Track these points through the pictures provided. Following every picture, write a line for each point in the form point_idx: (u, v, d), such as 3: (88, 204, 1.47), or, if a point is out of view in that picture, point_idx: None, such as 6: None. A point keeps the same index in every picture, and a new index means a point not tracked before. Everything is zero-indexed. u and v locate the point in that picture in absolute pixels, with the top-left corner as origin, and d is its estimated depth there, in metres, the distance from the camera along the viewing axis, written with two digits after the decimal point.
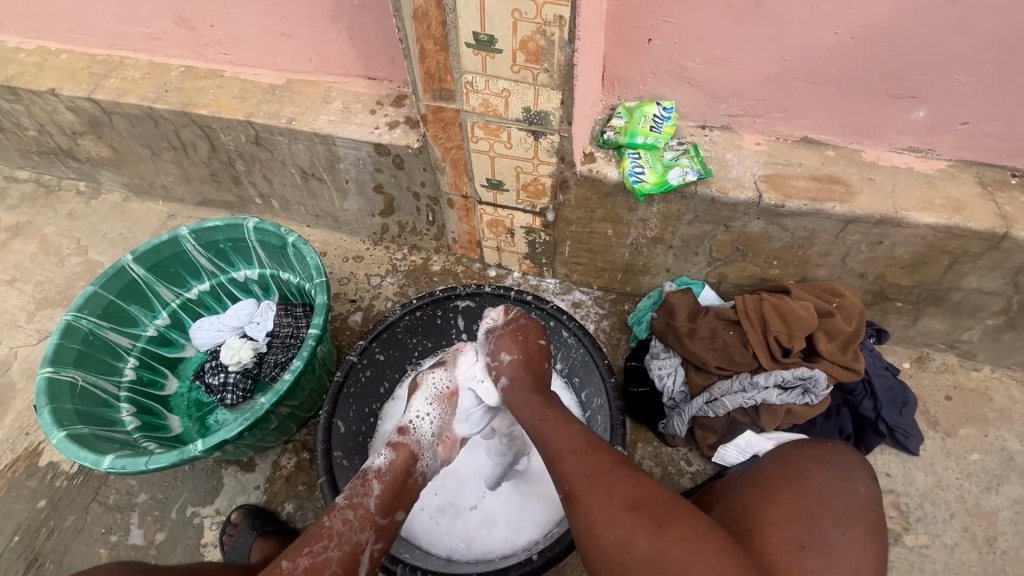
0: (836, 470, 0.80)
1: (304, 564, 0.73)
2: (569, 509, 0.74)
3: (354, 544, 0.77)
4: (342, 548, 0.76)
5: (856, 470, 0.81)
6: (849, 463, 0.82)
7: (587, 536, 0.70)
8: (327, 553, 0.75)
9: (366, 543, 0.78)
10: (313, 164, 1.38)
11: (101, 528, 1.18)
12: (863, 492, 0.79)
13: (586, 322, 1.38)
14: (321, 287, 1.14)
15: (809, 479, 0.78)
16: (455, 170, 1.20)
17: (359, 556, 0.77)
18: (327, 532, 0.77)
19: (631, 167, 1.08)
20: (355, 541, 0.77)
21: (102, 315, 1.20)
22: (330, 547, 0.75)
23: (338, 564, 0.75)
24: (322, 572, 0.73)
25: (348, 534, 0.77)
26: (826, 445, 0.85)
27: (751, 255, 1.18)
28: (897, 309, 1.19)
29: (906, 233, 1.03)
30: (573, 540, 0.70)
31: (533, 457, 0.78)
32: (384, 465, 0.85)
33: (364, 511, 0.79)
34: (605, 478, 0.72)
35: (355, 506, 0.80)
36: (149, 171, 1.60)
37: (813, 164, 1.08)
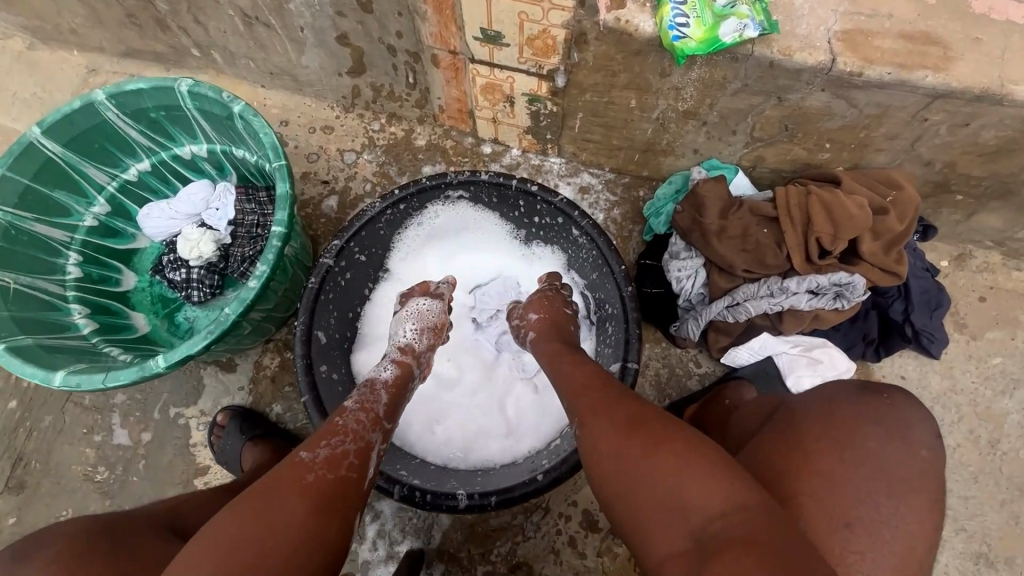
0: (892, 433, 0.75)
1: (323, 454, 0.64)
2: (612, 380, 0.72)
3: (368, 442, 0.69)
4: (357, 441, 0.68)
5: (920, 433, 0.76)
6: (909, 420, 0.77)
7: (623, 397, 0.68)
8: (345, 446, 0.66)
9: (377, 443, 0.70)
10: (255, 4, 1.06)
11: (83, 429, 1.12)
12: (924, 457, 0.74)
13: (595, 210, 1.22)
14: (281, 172, 0.93)
15: (865, 443, 0.74)
16: (440, 16, 0.92)
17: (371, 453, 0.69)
18: (340, 428, 0.68)
19: (673, 17, 0.82)
20: (367, 440, 0.69)
21: (20, 205, 1.00)
22: (347, 442, 0.67)
23: (356, 455, 0.66)
24: (343, 461, 0.65)
25: (361, 432, 0.69)
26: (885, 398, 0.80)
27: (800, 135, 0.98)
28: (954, 202, 1.04)
29: (1004, 114, 0.83)
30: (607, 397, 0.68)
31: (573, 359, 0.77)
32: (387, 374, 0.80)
33: (374, 414, 0.73)
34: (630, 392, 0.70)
35: (366, 409, 0.73)
36: (47, 8, 1.25)
37: (908, 13, 0.83)
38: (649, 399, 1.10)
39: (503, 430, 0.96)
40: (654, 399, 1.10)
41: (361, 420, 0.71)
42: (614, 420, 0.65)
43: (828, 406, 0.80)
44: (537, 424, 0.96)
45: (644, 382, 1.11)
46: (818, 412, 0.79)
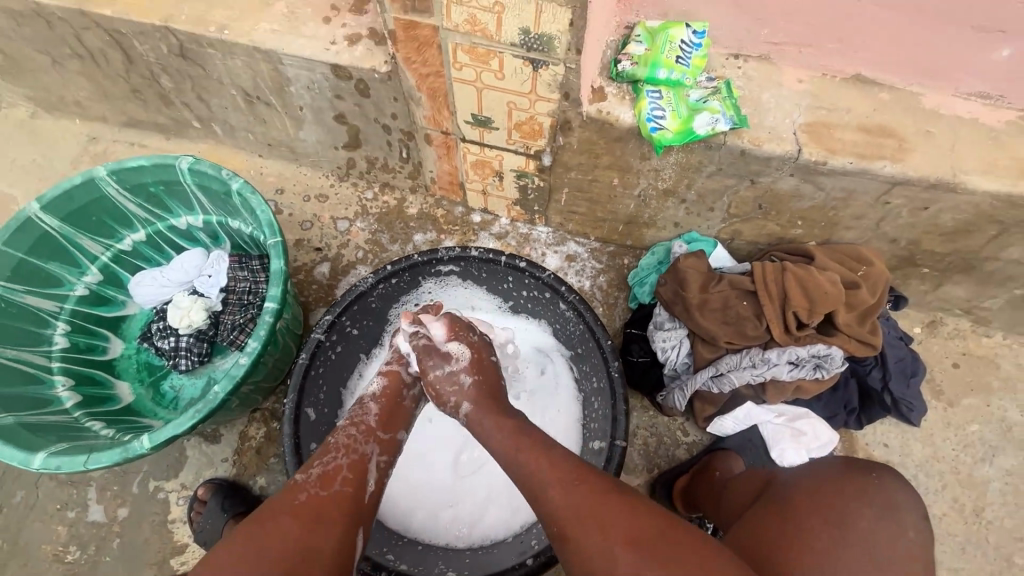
0: (885, 513, 0.74)
1: (317, 473, 0.70)
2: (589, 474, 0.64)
3: (362, 453, 0.75)
4: (350, 455, 0.73)
5: (903, 507, 0.75)
6: (899, 501, 0.75)
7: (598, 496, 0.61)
8: (338, 460, 0.72)
9: (372, 454, 0.76)
10: (258, 86, 1.12)
11: (56, 505, 1.09)
12: (914, 539, 0.72)
13: (581, 278, 1.25)
14: (276, 249, 0.96)
15: (851, 522, 0.73)
16: (433, 102, 0.98)
17: (367, 465, 0.74)
18: (334, 445, 0.74)
19: (650, 109, 0.89)
20: (361, 452, 0.75)
21: (13, 277, 1.01)
22: (339, 456, 0.72)
23: (350, 469, 0.72)
24: (336, 478, 0.70)
25: (356, 444, 0.75)
26: (872, 478, 0.79)
27: (773, 213, 1.04)
28: (922, 274, 1.09)
29: (959, 200, 0.90)
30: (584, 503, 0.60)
31: (537, 440, 0.69)
32: (376, 387, 0.85)
33: (367, 425, 0.78)
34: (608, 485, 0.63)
35: (357, 424, 0.78)
36: (56, 84, 1.30)
37: (864, 109, 0.91)
38: (638, 469, 1.10)
39: (500, 496, 0.98)
40: (644, 469, 1.10)
41: (354, 450, 0.74)
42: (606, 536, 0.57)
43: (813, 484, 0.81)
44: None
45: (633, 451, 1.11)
46: (807, 498, 0.79)
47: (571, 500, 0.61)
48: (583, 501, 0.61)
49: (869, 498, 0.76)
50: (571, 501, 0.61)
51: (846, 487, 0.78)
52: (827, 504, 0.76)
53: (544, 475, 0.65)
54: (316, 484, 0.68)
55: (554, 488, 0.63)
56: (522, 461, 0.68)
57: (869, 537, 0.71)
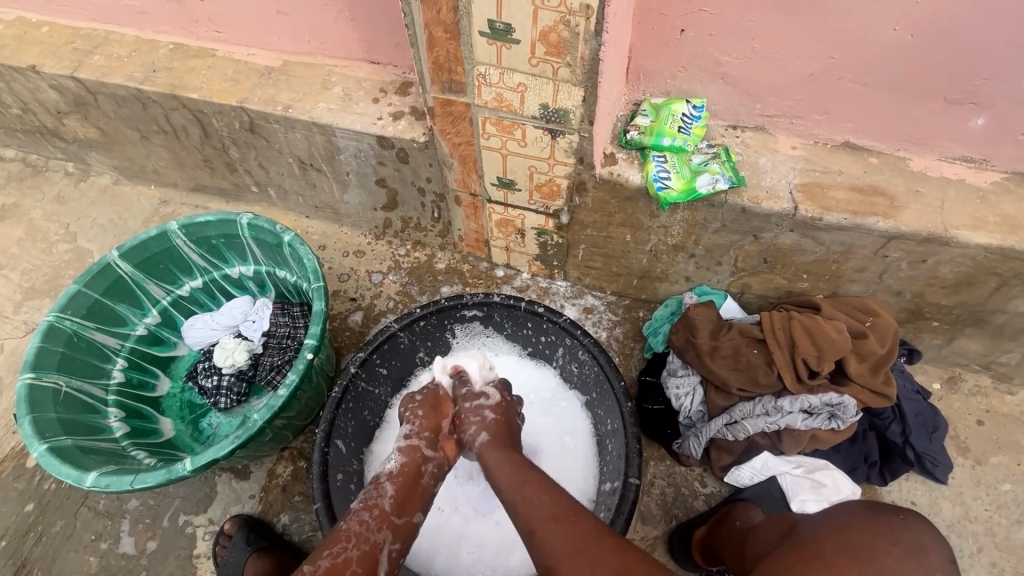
0: (910, 554, 0.74)
1: (324, 566, 0.68)
2: (584, 514, 0.68)
3: (373, 543, 0.72)
4: (360, 547, 0.71)
5: (931, 551, 0.75)
6: (924, 543, 0.76)
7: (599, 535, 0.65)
8: (347, 553, 0.70)
9: (385, 542, 0.73)
10: (312, 155, 1.29)
11: (91, 535, 1.14)
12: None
13: (598, 328, 1.31)
14: (319, 292, 1.07)
15: (877, 558, 0.74)
16: (464, 167, 1.11)
17: (377, 556, 0.72)
18: (344, 533, 0.72)
19: (656, 171, 0.99)
20: (373, 541, 0.73)
21: (87, 315, 1.14)
22: (350, 547, 0.70)
23: (360, 563, 0.70)
24: (345, 573, 0.68)
25: (367, 532, 0.73)
26: (896, 517, 0.80)
27: (779, 266, 1.11)
28: (932, 328, 1.13)
29: (955, 253, 0.97)
30: (584, 540, 0.64)
31: (541, 481, 0.75)
32: (393, 467, 0.83)
33: (380, 510, 0.76)
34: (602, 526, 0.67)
35: (370, 507, 0.76)
36: (140, 155, 1.50)
37: (855, 171, 1.00)
38: (655, 519, 1.10)
39: None
40: (662, 520, 1.10)
41: (364, 522, 0.73)
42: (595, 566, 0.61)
43: (840, 524, 0.81)
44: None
45: (650, 501, 1.12)
46: (830, 537, 0.79)
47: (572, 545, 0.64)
48: (578, 537, 0.65)
49: (895, 537, 0.77)
50: (570, 541, 0.65)
51: (871, 527, 0.79)
52: (856, 542, 0.77)
53: (540, 514, 0.70)
54: None
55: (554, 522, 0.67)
56: (529, 500, 0.72)
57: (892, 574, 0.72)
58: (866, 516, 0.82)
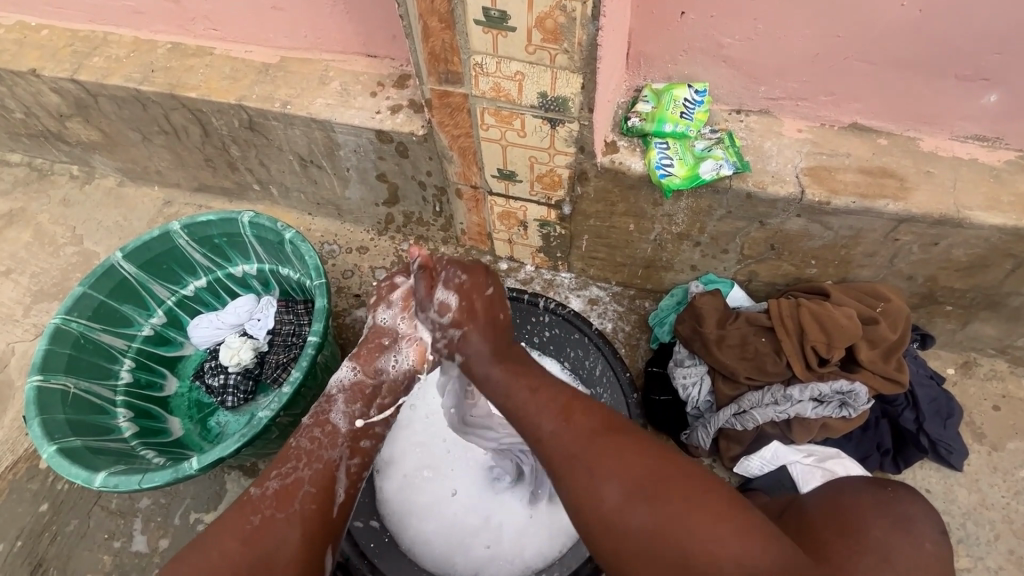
0: (900, 523, 0.76)
1: (273, 488, 0.75)
2: (576, 406, 0.72)
3: (326, 461, 0.81)
4: (313, 466, 0.79)
5: (920, 521, 0.77)
6: (914, 513, 0.78)
7: (594, 438, 0.68)
8: (298, 473, 0.77)
9: (339, 460, 0.82)
10: (312, 151, 1.28)
11: (104, 534, 1.15)
12: (930, 548, 0.74)
13: (603, 320, 1.29)
14: (321, 289, 1.06)
15: (865, 528, 0.76)
16: (464, 159, 1.09)
17: (333, 474, 0.80)
18: (295, 453, 0.79)
19: (658, 158, 0.98)
20: (327, 459, 0.81)
21: (93, 317, 1.15)
22: (299, 468, 0.78)
23: (312, 483, 0.77)
24: (296, 495, 0.75)
25: (319, 452, 0.81)
26: (885, 489, 0.81)
27: (786, 253, 1.09)
28: (946, 312, 1.11)
29: (967, 235, 0.94)
30: (576, 441, 0.68)
31: (529, 383, 0.75)
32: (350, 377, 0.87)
33: (333, 430, 0.83)
34: (599, 423, 0.70)
35: (321, 424, 0.83)
36: (142, 156, 1.50)
37: (864, 154, 0.98)
38: None
39: (535, 525, 1.00)
40: None
41: (316, 443, 0.81)
42: (597, 472, 0.65)
43: (833, 496, 0.82)
44: (561, 519, 1.00)
45: None
46: (823, 509, 0.80)
47: (564, 445, 0.68)
48: (574, 441, 0.68)
49: (883, 508, 0.78)
50: (568, 445, 0.68)
51: (863, 499, 0.80)
52: (847, 514, 0.78)
53: (534, 408, 0.72)
54: (272, 504, 0.73)
55: (558, 419, 0.70)
56: (524, 399, 0.73)
57: (884, 547, 0.74)
58: (859, 487, 0.82)
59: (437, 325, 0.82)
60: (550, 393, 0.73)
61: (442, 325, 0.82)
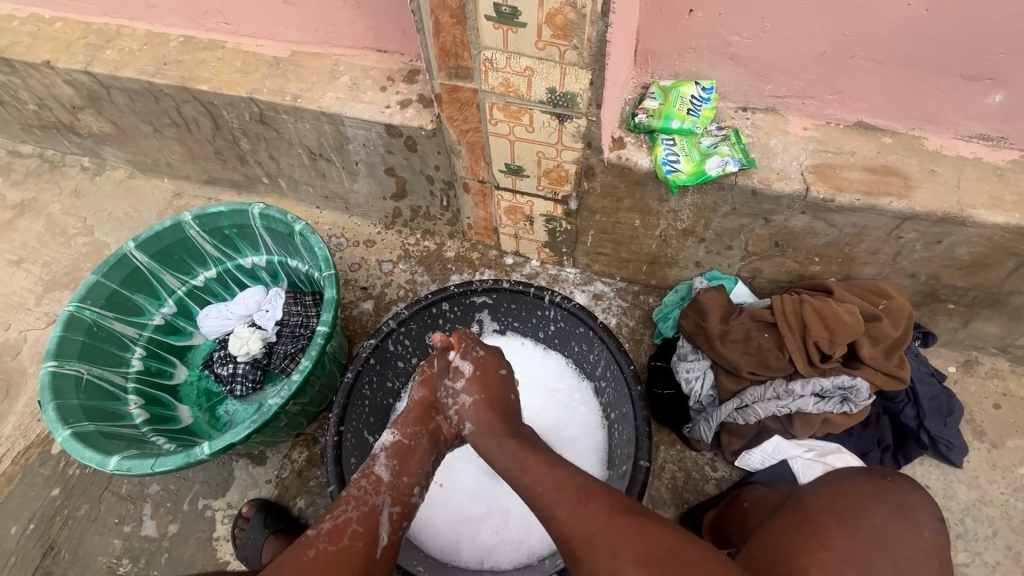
0: (896, 511, 0.78)
1: (326, 528, 0.72)
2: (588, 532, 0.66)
3: (371, 505, 0.77)
4: (360, 509, 0.76)
5: (918, 510, 0.79)
6: (912, 503, 0.79)
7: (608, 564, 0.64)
8: (347, 515, 0.74)
9: (383, 504, 0.78)
10: (321, 144, 1.29)
11: (114, 518, 1.18)
12: (927, 537, 0.76)
13: (607, 315, 1.31)
14: (330, 280, 1.08)
15: (865, 518, 0.78)
16: (472, 154, 1.11)
17: (378, 518, 0.76)
18: (344, 498, 0.77)
19: (665, 154, 0.99)
20: (372, 503, 0.77)
21: (106, 305, 1.17)
22: (349, 509, 0.75)
23: (360, 523, 0.74)
24: (345, 533, 0.72)
25: (365, 496, 0.77)
26: (886, 480, 0.82)
27: (790, 250, 1.10)
28: (948, 310, 1.12)
29: (971, 233, 0.95)
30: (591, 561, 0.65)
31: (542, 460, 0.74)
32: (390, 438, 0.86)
33: (376, 477, 0.80)
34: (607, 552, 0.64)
35: (367, 474, 0.81)
36: (153, 148, 1.52)
37: (869, 152, 0.99)
38: (667, 503, 1.11)
39: None
40: (672, 503, 1.11)
41: (363, 487, 0.78)
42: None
43: (833, 486, 0.82)
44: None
45: (660, 485, 1.12)
46: (824, 498, 0.82)
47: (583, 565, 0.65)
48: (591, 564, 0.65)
49: (884, 498, 0.80)
50: (587, 527, 0.65)
51: (861, 486, 0.82)
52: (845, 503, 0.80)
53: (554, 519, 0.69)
54: (325, 539, 0.71)
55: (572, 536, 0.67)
56: (537, 481, 0.71)
57: (881, 534, 0.76)
58: (858, 476, 0.83)
59: (452, 392, 0.87)
60: (565, 474, 0.71)
61: (455, 391, 0.87)
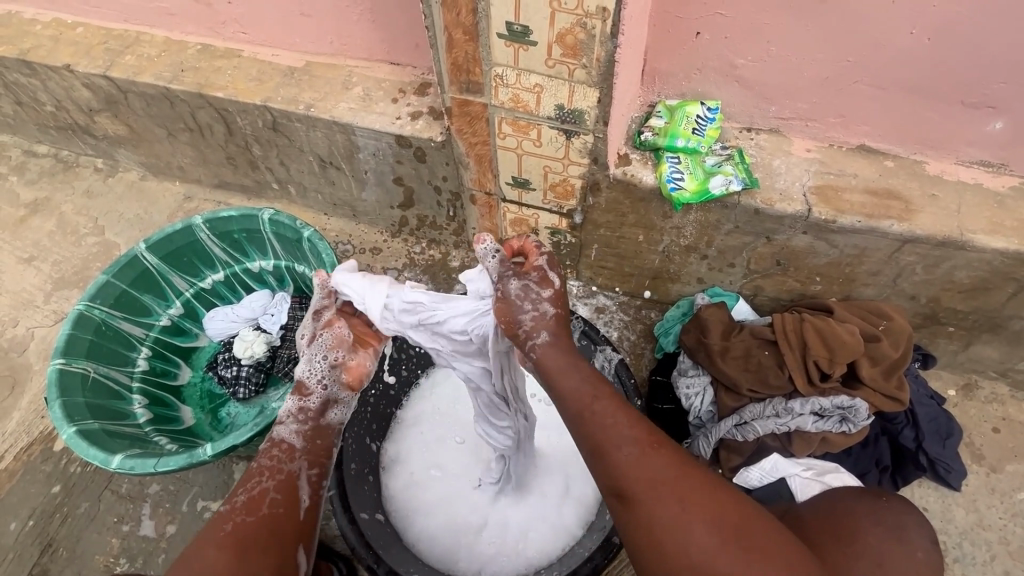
0: (892, 532, 0.78)
1: (241, 501, 0.72)
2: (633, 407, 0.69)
3: (289, 472, 0.76)
4: (276, 476, 0.75)
5: (913, 530, 0.79)
6: (907, 524, 0.80)
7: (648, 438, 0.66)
8: (263, 484, 0.74)
9: (301, 469, 0.77)
10: (332, 153, 1.32)
11: (113, 518, 1.18)
12: (921, 557, 0.76)
13: (609, 328, 1.32)
14: None
15: (861, 537, 0.77)
16: (480, 166, 1.13)
17: (296, 482, 0.76)
18: (257, 469, 0.76)
19: (669, 172, 1.01)
20: (288, 470, 0.77)
21: (114, 304, 1.18)
22: (263, 479, 0.74)
23: (278, 491, 0.74)
24: (263, 500, 0.72)
25: (279, 464, 0.77)
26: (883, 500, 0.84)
27: (792, 269, 1.11)
28: (948, 333, 1.13)
29: (971, 257, 0.96)
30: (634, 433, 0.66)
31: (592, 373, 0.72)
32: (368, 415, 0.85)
33: (289, 445, 0.79)
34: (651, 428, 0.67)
35: (278, 443, 0.79)
36: (166, 152, 1.54)
37: (871, 175, 1.00)
38: None
39: (537, 522, 1.02)
40: None
41: (275, 455, 0.78)
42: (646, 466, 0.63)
43: (832, 506, 0.85)
44: (562, 518, 1.02)
45: None
46: (821, 519, 0.83)
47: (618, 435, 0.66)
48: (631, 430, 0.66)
49: (879, 518, 0.80)
50: (622, 429, 0.66)
51: (857, 506, 0.83)
52: (842, 525, 0.80)
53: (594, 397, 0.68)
54: (239, 512, 0.71)
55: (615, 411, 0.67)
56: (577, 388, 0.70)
57: (875, 552, 0.75)
58: (856, 497, 0.85)
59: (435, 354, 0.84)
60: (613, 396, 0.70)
61: None
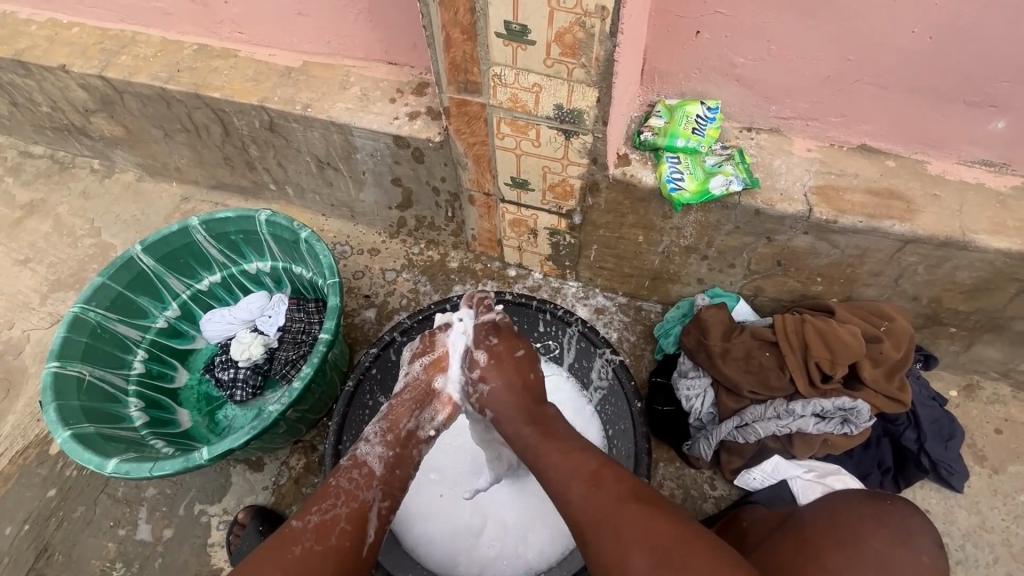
0: (897, 538, 0.78)
1: (314, 522, 0.73)
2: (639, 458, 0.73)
3: (362, 501, 0.77)
4: (349, 504, 0.76)
5: (918, 534, 0.79)
6: (912, 528, 0.79)
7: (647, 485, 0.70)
8: (336, 509, 0.75)
9: (374, 501, 0.78)
10: (329, 153, 1.31)
11: (110, 522, 1.17)
12: (924, 562, 0.76)
13: (609, 329, 1.31)
14: (334, 288, 1.09)
15: (865, 541, 0.78)
16: (478, 166, 1.12)
17: (367, 514, 0.77)
18: (334, 490, 0.77)
19: (669, 172, 1.00)
20: (362, 498, 0.78)
21: (110, 307, 1.17)
22: (338, 504, 0.76)
23: (348, 520, 0.75)
24: (333, 530, 0.73)
25: (356, 491, 0.78)
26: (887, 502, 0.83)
27: (792, 269, 1.11)
28: (950, 334, 1.12)
29: (973, 257, 0.96)
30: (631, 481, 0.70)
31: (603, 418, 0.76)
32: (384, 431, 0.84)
33: (368, 470, 0.80)
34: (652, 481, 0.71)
35: (359, 465, 0.80)
36: (163, 152, 1.53)
37: (872, 175, 1.00)
38: None
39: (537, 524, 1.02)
40: None
41: (355, 480, 0.78)
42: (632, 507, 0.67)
43: (832, 505, 0.84)
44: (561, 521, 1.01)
45: None
46: (823, 519, 0.82)
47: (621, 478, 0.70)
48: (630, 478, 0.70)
49: (884, 523, 0.80)
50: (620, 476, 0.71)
51: (861, 510, 0.82)
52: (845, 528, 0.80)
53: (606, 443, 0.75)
54: (311, 536, 0.72)
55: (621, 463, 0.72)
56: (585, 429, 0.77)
57: (880, 558, 0.76)
58: (860, 499, 0.84)
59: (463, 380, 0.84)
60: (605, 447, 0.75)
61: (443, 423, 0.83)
